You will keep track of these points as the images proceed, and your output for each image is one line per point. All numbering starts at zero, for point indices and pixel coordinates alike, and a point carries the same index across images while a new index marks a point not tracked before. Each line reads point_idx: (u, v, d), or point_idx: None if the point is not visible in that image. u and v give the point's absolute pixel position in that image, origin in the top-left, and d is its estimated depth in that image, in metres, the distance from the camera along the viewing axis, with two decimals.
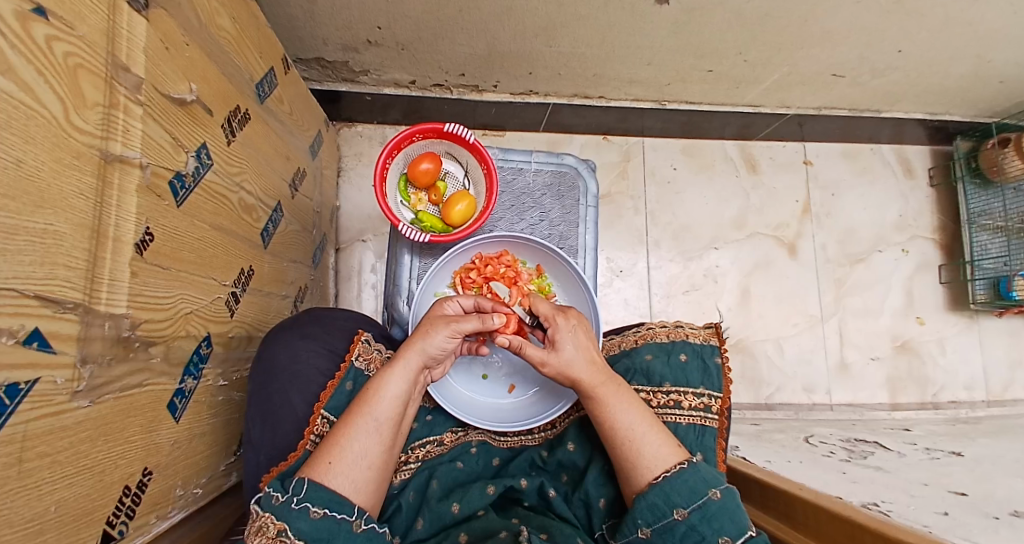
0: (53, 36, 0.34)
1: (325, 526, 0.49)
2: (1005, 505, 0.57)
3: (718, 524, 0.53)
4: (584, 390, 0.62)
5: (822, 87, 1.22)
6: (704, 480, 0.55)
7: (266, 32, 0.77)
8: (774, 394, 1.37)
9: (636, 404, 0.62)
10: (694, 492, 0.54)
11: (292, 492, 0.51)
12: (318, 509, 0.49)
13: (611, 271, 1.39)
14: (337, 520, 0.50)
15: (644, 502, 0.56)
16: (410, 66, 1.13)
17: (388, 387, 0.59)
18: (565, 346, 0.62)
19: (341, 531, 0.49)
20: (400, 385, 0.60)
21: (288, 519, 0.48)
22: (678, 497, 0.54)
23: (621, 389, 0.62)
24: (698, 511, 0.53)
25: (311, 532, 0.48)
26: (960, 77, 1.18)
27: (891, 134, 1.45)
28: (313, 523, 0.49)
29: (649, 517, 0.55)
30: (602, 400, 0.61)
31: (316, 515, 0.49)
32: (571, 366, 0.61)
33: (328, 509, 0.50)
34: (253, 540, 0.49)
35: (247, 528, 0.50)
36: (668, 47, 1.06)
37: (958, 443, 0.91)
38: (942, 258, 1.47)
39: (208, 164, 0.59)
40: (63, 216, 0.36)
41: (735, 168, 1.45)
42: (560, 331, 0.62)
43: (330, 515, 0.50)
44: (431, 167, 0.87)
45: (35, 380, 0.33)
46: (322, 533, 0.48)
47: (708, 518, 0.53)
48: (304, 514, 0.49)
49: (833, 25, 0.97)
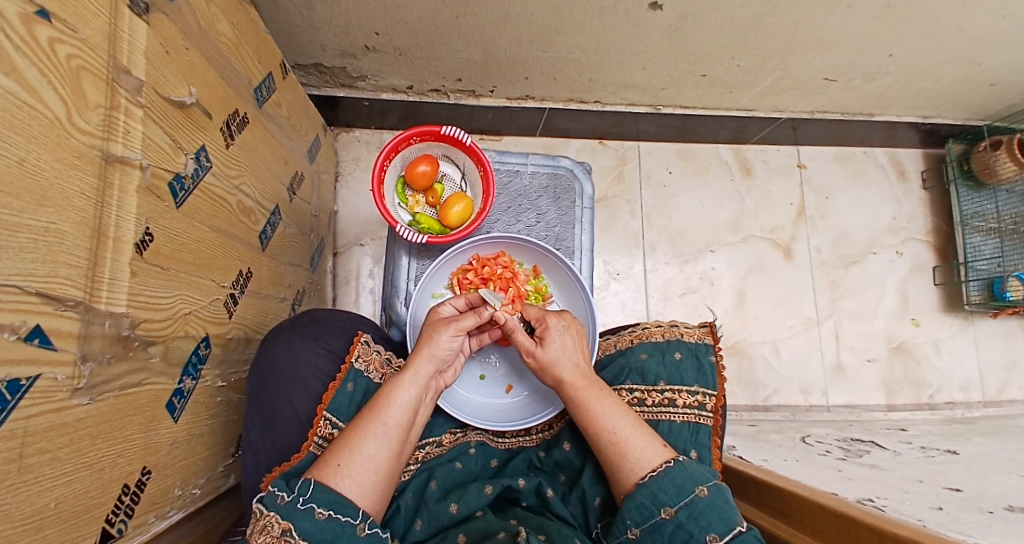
0: (56, 38, 0.35)
1: (329, 528, 0.49)
2: (998, 500, 0.58)
3: (706, 521, 0.52)
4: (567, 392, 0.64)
5: (813, 91, 1.24)
6: (690, 477, 0.55)
7: (264, 38, 0.78)
8: (772, 396, 1.38)
9: (619, 407, 0.63)
10: (681, 491, 0.54)
11: (298, 492, 0.51)
12: (323, 511, 0.49)
13: (608, 274, 1.40)
14: (341, 522, 0.50)
15: (632, 502, 0.56)
16: (407, 72, 1.15)
17: (399, 392, 0.60)
18: (552, 344, 0.65)
19: (344, 534, 0.49)
20: (411, 391, 0.61)
21: (293, 519, 0.48)
22: (664, 496, 0.55)
23: (601, 394, 0.63)
24: (685, 510, 0.53)
25: (315, 534, 0.48)
26: (949, 81, 1.20)
27: (882, 138, 1.46)
28: (317, 524, 0.49)
29: (637, 517, 0.56)
30: (583, 403, 0.63)
31: (321, 516, 0.49)
32: (557, 364, 0.65)
33: (332, 511, 0.50)
34: (258, 540, 0.48)
35: (248, 529, 0.50)
36: (662, 52, 1.07)
37: (953, 442, 0.91)
38: (935, 260, 1.48)
39: (207, 167, 0.59)
40: (65, 215, 0.36)
41: (729, 171, 1.47)
42: (551, 328, 0.67)
43: (334, 517, 0.50)
44: (429, 169, 0.88)
45: (35, 377, 0.33)
46: (326, 534, 0.48)
47: (695, 516, 0.53)
48: (309, 515, 0.49)
49: (823, 29, 0.99)
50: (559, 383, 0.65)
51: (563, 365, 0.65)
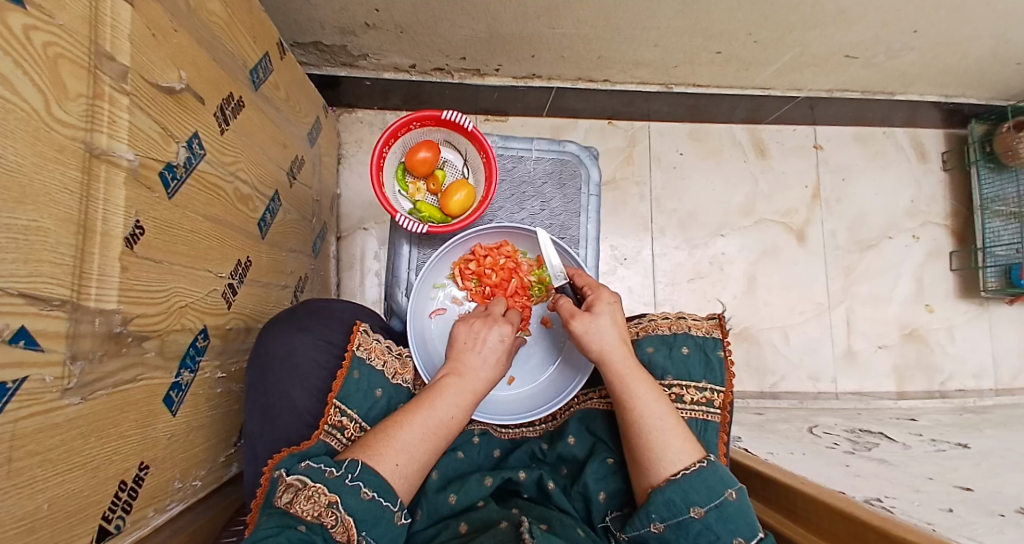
0: (32, 26, 0.33)
1: (372, 509, 0.50)
2: (1012, 501, 0.56)
3: (734, 525, 0.53)
4: (613, 372, 0.62)
5: (834, 68, 1.18)
6: (722, 479, 0.55)
7: (260, 16, 0.75)
8: (780, 382, 1.36)
9: (663, 399, 0.61)
10: (712, 492, 0.54)
11: (346, 469, 0.51)
12: (369, 491, 0.50)
13: (615, 259, 1.37)
14: (383, 506, 0.50)
15: (661, 497, 0.55)
16: (410, 50, 1.11)
17: (448, 402, 0.60)
18: (600, 316, 0.64)
19: (383, 517, 0.50)
20: (460, 401, 0.61)
21: (341, 494, 0.49)
22: (696, 495, 0.54)
23: (645, 379, 0.62)
24: (715, 511, 0.53)
25: (359, 512, 0.49)
26: (979, 58, 1.13)
27: (906, 117, 1.40)
28: (361, 503, 0.49)
29: (665, 512, 0.55)
30: (629, 387, 0.61)
31: (366, 496, 0.50)
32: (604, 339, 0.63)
33: (377, 493, 0.50)
34: (303, 507, 0.48)
35: (287, 496, 0.50)
36: (675, 28, 1.02)
37: (964, 434, 0.89)
38: (953, 245, 1.43)
39: (201, 154, 0.57)
40: (47, 212, 0.35)
41: (743, 153, 1.42)
42: (600, 301, 0.66)
43: (377, 499, 0.50)
44: (430, 156, 0.85)
45: (22, 379, 0.33)
46: (368, 516, 0.49)
47: (724, 518, 0.53)
48: (355, 492, 0.49)
49: (846, 4, 0.93)
50: (604, 362, 0.63)
51: (612, 349, 0.63)
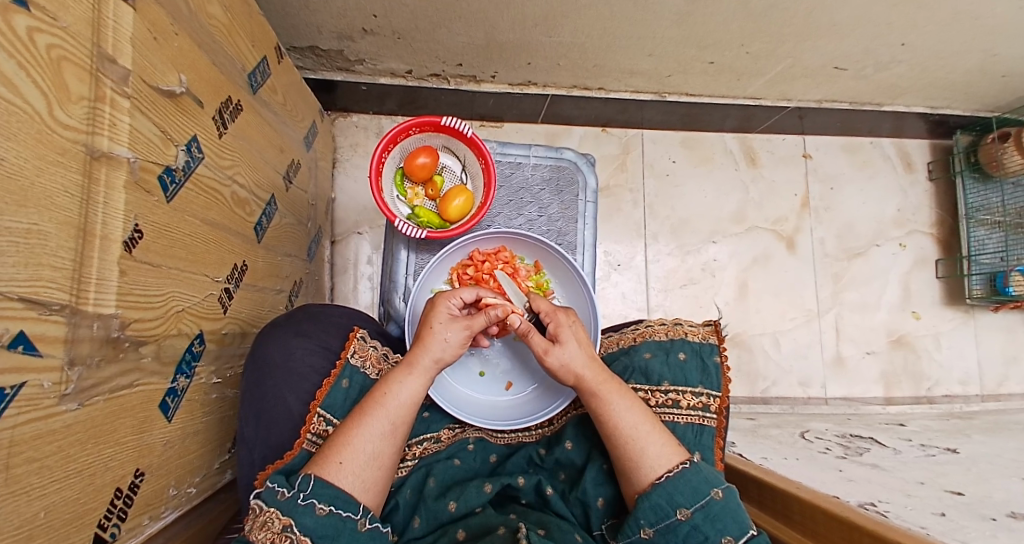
0: (35, 27, 0.33)
1: (331, 523, 0.49)
2: (1001, 506, 0.58)
3: (721, 524, 0.53)
4: (586, 391, 0.63)
5: (823, 79, 1.20)
6: (705, 479, 0.55)
7: (259, 20, 0.75)
8: (770, 388, 1.38)
9: (637, 405, 0.62)
10: (697, 492, 0.54)
11: (298, 488, 0.51)
12: (324, 506, 0.50)
13: (609, 264, 1.38)
14: (343, 518, 0.50)
15: (647, 502, 0.56)
16: (407, 56, 1.11)
17: (400, 387, 0.60)
18: (568, 341, 0.65)
19: (345, 530, 0.50)
20: (412, 385, 0.60)
21: (294, 515, 0.49)
22: (681, 497, 0.54)
23: (618, 389, 0.63)
24: (701, 511, 0.53)
25: (316, 529, 0.49)
26: (964, 71, 1.17)
27: (891, 128, 1.43)
28: (318, 520, 0.49)
29: (652, 517, 0.55)
30: (603, 401, 0.62)
31: (322, 511, 0.50)
32: (566, 365, 0.64)
33: (333, 507, 0.50)
34: (259, 536, 0.48)
35: (247, 525, 0.50)
36: (669, 38, 1.04)
37: (952, 440, 0.91)
38: (939, 253, 1.47)
39: (199, 157, 0.57)
40: (48, 215, 0.35)
41: (734, 161, 1.44)
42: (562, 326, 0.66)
43: (335, 512, 0.50)
44: (428, 161, 0.86)
45: (20, 385, 0.32)
46: (328, 530, 0.49)
47: (711, 518, 0.53)
48: (310, 510, 0.49)
49: (838, 16, 0.95)
50: (576, 383, 0.64)
51: (582, 369, 0.64)
